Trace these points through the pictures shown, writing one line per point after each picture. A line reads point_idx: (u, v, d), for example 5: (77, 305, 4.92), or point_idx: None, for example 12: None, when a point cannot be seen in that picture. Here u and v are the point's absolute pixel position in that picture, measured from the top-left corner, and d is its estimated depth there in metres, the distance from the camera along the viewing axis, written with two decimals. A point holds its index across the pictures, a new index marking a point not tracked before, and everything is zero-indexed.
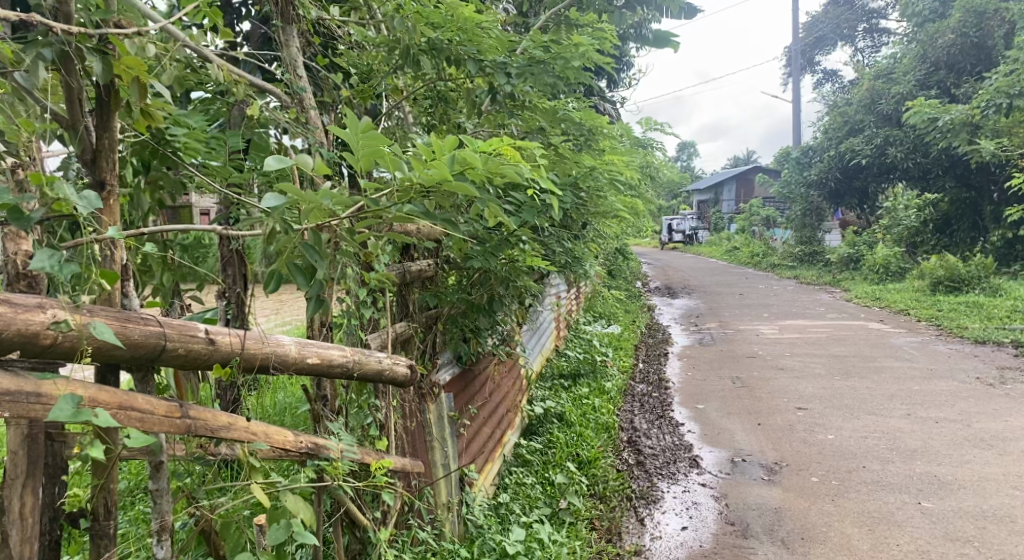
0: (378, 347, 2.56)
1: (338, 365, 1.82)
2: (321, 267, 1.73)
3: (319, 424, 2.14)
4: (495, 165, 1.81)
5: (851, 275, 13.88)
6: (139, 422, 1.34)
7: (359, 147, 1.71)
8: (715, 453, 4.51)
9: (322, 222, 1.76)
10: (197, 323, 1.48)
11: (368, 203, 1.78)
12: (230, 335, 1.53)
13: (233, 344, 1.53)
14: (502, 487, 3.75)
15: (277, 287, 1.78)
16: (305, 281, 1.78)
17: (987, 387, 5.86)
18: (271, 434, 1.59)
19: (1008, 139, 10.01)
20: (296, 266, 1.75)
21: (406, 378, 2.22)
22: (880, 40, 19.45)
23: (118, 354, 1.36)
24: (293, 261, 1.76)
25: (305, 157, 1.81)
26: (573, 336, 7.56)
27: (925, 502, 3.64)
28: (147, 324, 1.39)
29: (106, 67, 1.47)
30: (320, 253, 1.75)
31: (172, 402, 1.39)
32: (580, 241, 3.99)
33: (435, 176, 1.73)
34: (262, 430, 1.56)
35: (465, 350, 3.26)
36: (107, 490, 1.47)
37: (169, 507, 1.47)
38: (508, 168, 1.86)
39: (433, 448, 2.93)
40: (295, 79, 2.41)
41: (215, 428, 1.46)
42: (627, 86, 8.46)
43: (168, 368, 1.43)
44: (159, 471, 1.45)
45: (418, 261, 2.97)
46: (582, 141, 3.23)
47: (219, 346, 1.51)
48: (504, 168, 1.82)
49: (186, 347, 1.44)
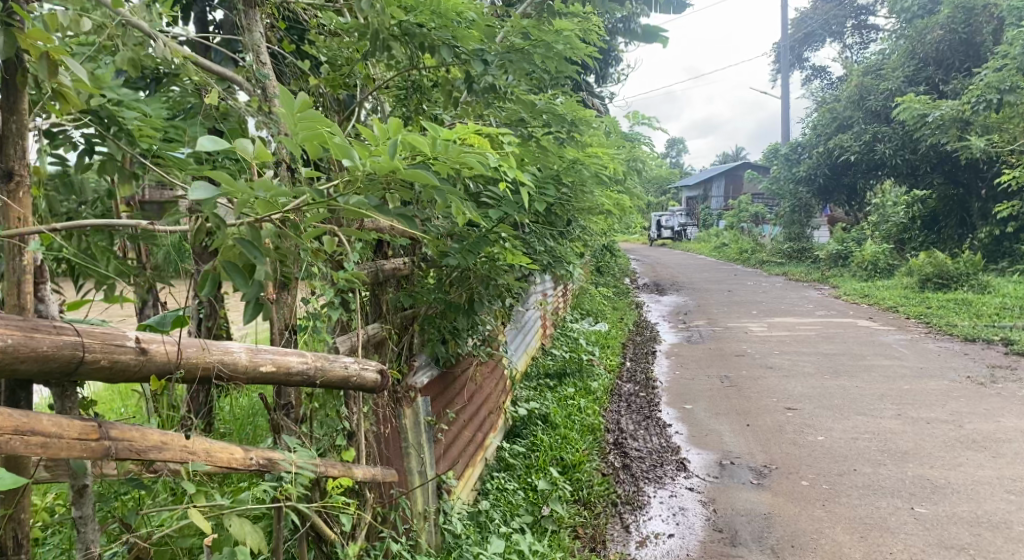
0: (347, 351, 2.41)
1: (297, 373, 1.68)
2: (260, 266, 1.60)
3: (280, 434, 2.01)
4: (457, 152, 1.68)
5: (840, 272, 13.83)
6: (46, 449, 1.20)
7: (298, 132, 1.58)
8: (702, 456, 4.40)
9: (262, 218, 1.63)
10: (125, 331, 1.35)
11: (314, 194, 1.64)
12: (165, 344, 1.41)
13: (169, 353, 1.41)
14: (482, 493, 3.63)
15: (211, 290, 1.62)
16: (242, 282, 1.61)
17: (977, 386, 5.79)
18: (214, 451, 1.46)
19: (998, 135, 9.97)
20: (230, 267, 1.59)
21: (375, 383, 2.08)
22: (868, 36, 19.42)
23: (25, 369, 1.22)
24: (230, 261, 1.61)
25: (245, 142, 1.51)
26: (559, 334, 7.44)
27: (918, 508, 3.55)
28: (63, 334, 1.26)
29: (8, 39, 1.38)
30: (258, 250, 1.61)
31: (87, 423, 1.25)
32: (565, 239, 3.87)
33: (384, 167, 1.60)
34: (203, 447, 1.43)
35: (443, 353, 3.10)
36: (17, 521, 1.44)
37: (95, 535, 1.36)
38: (472, 158, 1.69)
39: (409, 455, 2.81)
40: (258, 65, 2.25)
41: (143, 449, 1.32)
42: (616, 81, 8.35)
43: (88, 382, 1.30)
44: (83, 497, 1.33)
45: (393, 259, 2.85)
46: (564, 134, 3.10)
47: (152, 356, 1.39)
48: (463, 156, 1.66)
49: (111, 357, 1.31)
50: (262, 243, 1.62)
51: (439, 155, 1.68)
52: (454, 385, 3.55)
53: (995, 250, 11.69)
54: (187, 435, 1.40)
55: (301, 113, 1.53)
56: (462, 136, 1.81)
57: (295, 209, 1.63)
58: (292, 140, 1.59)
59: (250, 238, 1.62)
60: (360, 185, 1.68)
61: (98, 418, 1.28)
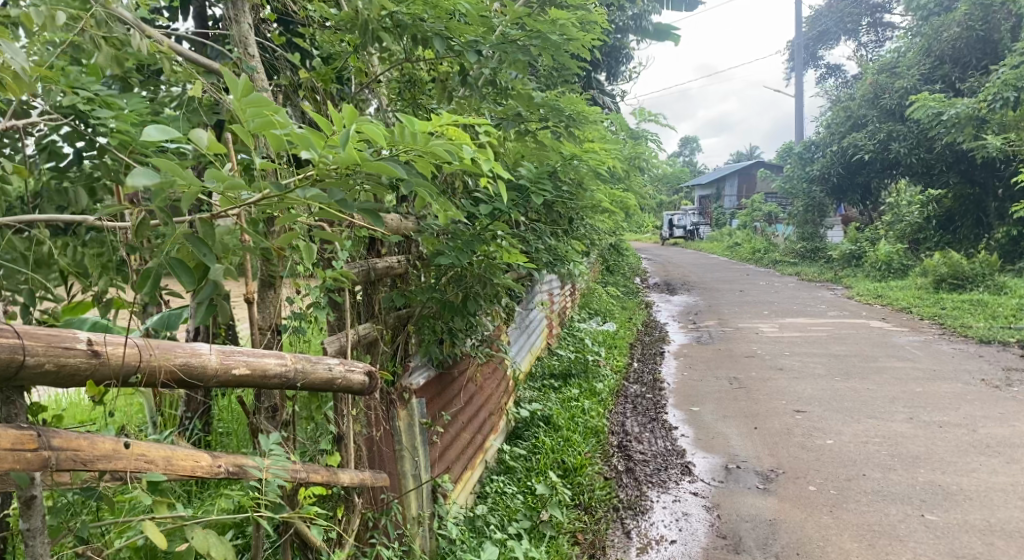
0: (336, 353, 2.32)
1: (271, 374, 1.65)
2: (212, 263, 1.55)
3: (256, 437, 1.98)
4: (428, 141, 1.61)
5: (853, 272, 13.64)
6: None
7: (249, 122, 1.52)
8: (708, 459, 4.31)
9: (219, 212, 1.58)
10: (75, 334, 1.31)
11: (272, 188, 1.57)
12: (119, 346, 1.37)
13: (125, 356, 1.36)
14: (481, 496, 3.57)
15: (155, 289, 1.53)
16: (190, 280, 1.55)
17: (993, 390, 5.65)
18: (175, 459, 1.42)
19: (1016, 133, 9.78)
20: (174, 264, 1.54)
21: (362, 386, 2.01)
22: (884, 34, 19.17)
23: None
24: (179, 258, 1.56)
25: (201, 134, 1.46)
26: (565, 335, 7.36)
27: (929, 515, 3.44)
28: (4, 337, 1.22)
29: None
30: (206, 246, 1.56)
31: (27, 431, 1.21)
32: (568, 238, 3.79)
33: (344, 161, 1.54)
34: (161, 456, 1.39)
35: (438, 353, 3.03)
36: None
37: (44, 550, 1.30)
38: (445, 150, 1.63)
39: (403, 458, 2.74)
40: (246, 57, 2.23)
41: (90, 458, 1.28)
42: (627, 79, 8.26)
43: (35, 386, 1.26)
44: (31, 509, 1.27)
45: (387, 257, 2.79)
46: (564, 130, 3.00)
47: (105, 360, 1.34)
48: (435, 147, 1.60)
49: (58, 361, 1.27)
50: (214, 242, 1.56)
51: (408, 146, 1.63)
52: (452, 386, 3.49)
53: (1012, 250, 11.50)
54: (142, 444, 1.36)
55: (249, 99, 1.46)
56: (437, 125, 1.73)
57: (251, 201, 1.57)
58: (243, 128, 1.53)
59: (202, 236, 1.55)
60: (324, 178, 1.61)
61: (42, 425, 1.24)
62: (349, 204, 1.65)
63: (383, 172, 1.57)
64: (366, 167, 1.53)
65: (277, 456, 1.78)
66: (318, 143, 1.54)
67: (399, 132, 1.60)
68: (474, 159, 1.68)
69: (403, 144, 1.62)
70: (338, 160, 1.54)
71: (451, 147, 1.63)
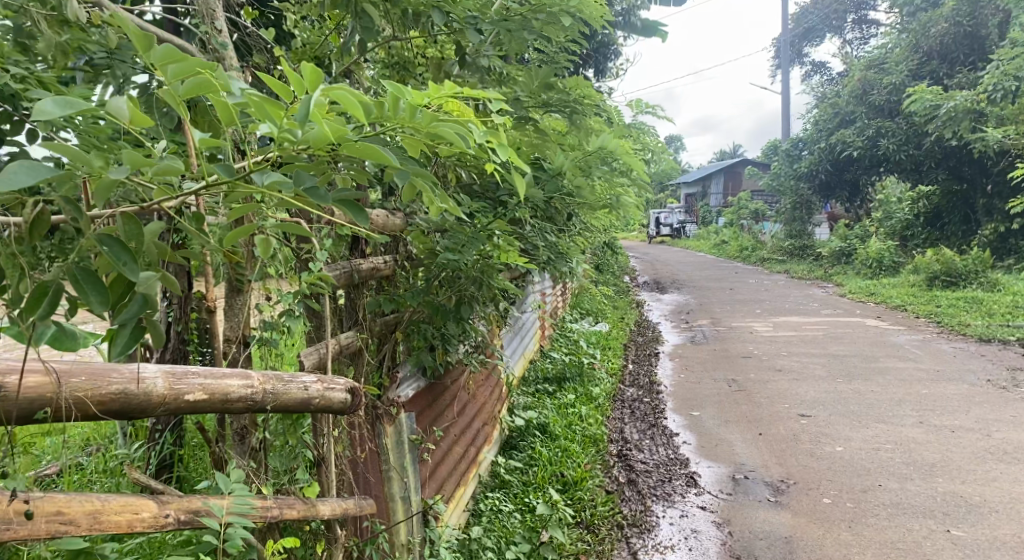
0: (315, 366, 2.04)
1: (232, 399, 1.40)
2: (130, 274, 1.25)
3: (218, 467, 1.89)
4: (429, 120, 1.36)
5: (844, 269, 13.49)
6: None
7: (176, 85, 1.24)
8: (714, 470, 4.07)
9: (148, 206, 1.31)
10: None
11: (223, 173, 1.31)
12: (29, 375, 1.12)
13: (33, 387, 1.12)
14: (475, 514, 3.32)
15: (50, 311, 1.25)
16: (98, 298, 1.28)
17: (999, 390, 5.46)
18: (104, 514, 1.25)
19: (1012, 127, 9.60)
20: (81, 279, 1.27)
21: (343, 404, 1.75)
22: (869, 31, 19.08)
23: None
24: (87, 268, 1.28)
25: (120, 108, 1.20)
26: (557, 336, 7.10)
27: (954, 530, 3.23)
28: None
29: None
30: (127, 253, 1.27)
31: None
32: (564, 235, 3.53)
33: (318, 143, 1.28)
34: (84, 513, 1.23)
35: (430, 362, 2.75)
36: None
37: None
38: (447, 128, 1.36)
39: (391, 480, 2.49)
40: (215, 33, 1.95)
41: None
42: (616, 75, 8.02)
43: None
44: None
45: (372, 257, 2.52)
46: (569, 115, 2.73)
47: (7, 393, 1.11)
48: (438, 126, 1.34)
49: None
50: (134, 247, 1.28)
51: (398, 121, 1.36)
52: (443, 396, 3.21)
53: (1000, 247, 11.45)
54: (56, 503, 1.19)
55: (166, 53, 1.17)
56: (438, 101, 1.47)
57: (193, 192, 1.31)
58: (170, 94, 1.24)
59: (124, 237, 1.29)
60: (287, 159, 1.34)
61: None
62: (323, 192, 1.39)
63: (368, 155, 1.31)
64: (343, 145, 1.28)
65: (239, 496, 1.55)
66: (276, 115, 1.27)
67: (388, 103, 1.34)
68: (482, 139, 1.43)
69: (391, 119, 1.36)
70: (310, 142, 1.28)
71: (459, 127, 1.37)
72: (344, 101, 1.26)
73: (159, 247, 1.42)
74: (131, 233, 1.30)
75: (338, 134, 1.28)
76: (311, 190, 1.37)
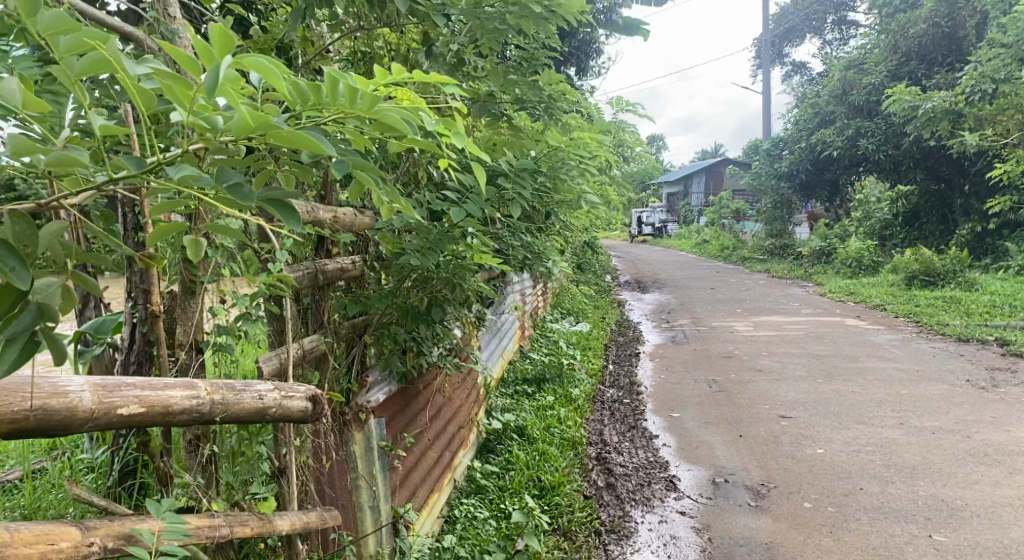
0: (275, 374, 1.93)
1: (174, 411, 1.28)
2: (19, 281, 1.16)
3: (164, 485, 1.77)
4: (376, 107, 1.25)
5: (823, 269, 13.53)
6: None
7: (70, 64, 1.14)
8: (693, 473, 4.01)
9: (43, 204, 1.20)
10: None
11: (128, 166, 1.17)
12: None
13: None
14: (449, 520, 3.22)
15: None
16: None
17: (979, 391, 5.46)
18: (14, 546, 1.14)
19: (991, 128, 9.66)
20: None
21: (303, 413, 1.64)
22: (848, 32, 19.20)
23: None
24: None
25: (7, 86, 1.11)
26: (537, 336, 7.01)
27: (937, 536, 3.19)
28: None
29: None
30: (16, 257, 1.17)
31: None
32: (541, 235, 3.44)
33: (241, 131, 1.18)
34: None
35: (400, 366, 2.64)
36: None
37: None
38: (394, 115, 1.26)
39: (359, 489, 2.40)
40: (167, 19, 1.83)
41: None
42: (598, 74, 7.94)
43: None
44: None
45: (339, 257, 2.41)
46: (543, 113, 2.63)
47: None
48: (384, 113, 1.24)
49: None
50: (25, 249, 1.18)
51: (341, 109, 1.25)
52: (416, 401, 3.10)
53: (978, 247, 11.53)
54: None
55: (53, 17, 1.09)
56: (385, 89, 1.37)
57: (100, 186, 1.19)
58: (65, 74, 1.14)
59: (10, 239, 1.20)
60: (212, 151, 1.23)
61: None
62: (247, 191, 1.29)
63: (305, 145, 1.19)
64: (270, 135, 1.17)
65: (176, 517, 1.43)
66: (186, 96, 1.15)
67: (326, 88, 1.23)
68: (434, 127, 1.33)
69: (329, 105, 1.25)
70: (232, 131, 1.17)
71: (406, 113, 1.27)
72: (257, 68, 1.14)
73: (64, 247, 1.32)
74: (21, 235, 1.21)
75: (261, 122, 1.17)
76: (234, 187, 1.28)
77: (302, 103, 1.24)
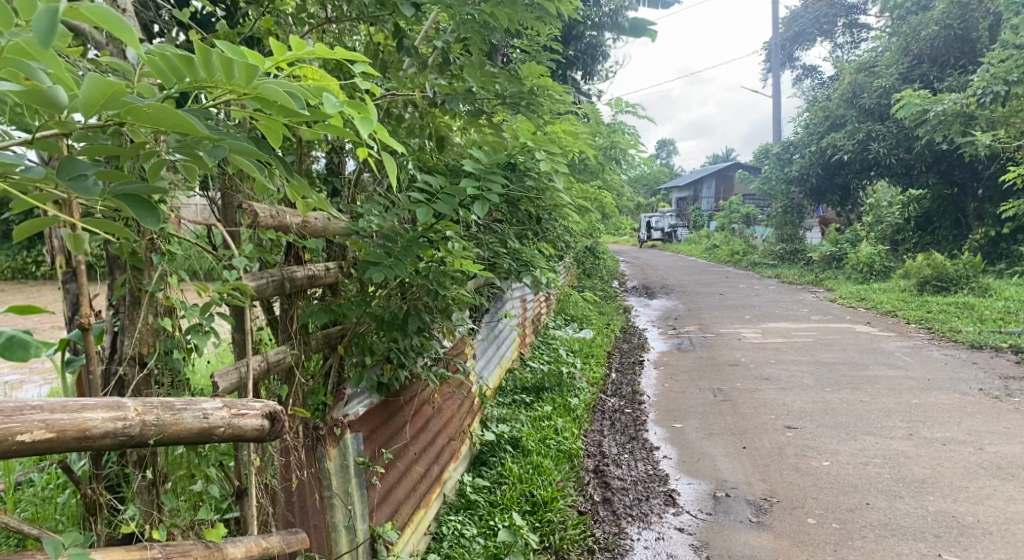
0: (233, 391, 1.81)
1: (91, 434, 1.18)
2: None
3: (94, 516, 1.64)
4: (259, 86, 1.19)
5: (834, 274, 13.30)
6: None
7: None
8: (694, 487, 3.86)
9: None
10: None
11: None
12: None
13: None
14: (436, 537, 3.10)
15: None
16: None
17: (993, 400, 5.28)
18: None
19: (1005, 130, 9.45)
20: None
21: (257, 433, 1.45)
22: (859, 35, 18.98)
23: None
24: None
25: None
26: (538, 344, 6.88)
27: (947, 555, 3.03)
28: None
29: None
30: None
31: None
32: (531, 240, 3.31)
33: (90, 110, 1.12)
34: None
35: (377, 377, 2.51)
36: None
37: None
38: (278, 91, 1.19)
39: (334, 508, 2.27)
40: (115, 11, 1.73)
41: None
42: (604, 78, 7.82)
43: None
44: None
45: (313, 265, 2.30)
46: (526, 109, 2.52)
47: None
48: (265, 90, 1.18)
49: None
50: None
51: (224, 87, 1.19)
52: (400, 415, 2.97)
53: (992, 251, 11.31)
54: None
55: None
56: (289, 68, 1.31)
57: None
58: None
59: None
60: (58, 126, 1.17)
61: None
62: (90, 184, 1.19)
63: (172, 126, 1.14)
64: (127, 110, 1.11)
65: (79, 556, 1.30)
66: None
67: (199, 62, 1.16)
68: (339, 107, 1.24)
69: (209, 82, 1.18)
70: (82, 106, 1.11)
71: (291, 90, 1.21)
72: (98, 17, 1.05)
73: None
74: None
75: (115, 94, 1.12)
76: (75, 181, 1.18)
77: (179, 80, 1.18)
